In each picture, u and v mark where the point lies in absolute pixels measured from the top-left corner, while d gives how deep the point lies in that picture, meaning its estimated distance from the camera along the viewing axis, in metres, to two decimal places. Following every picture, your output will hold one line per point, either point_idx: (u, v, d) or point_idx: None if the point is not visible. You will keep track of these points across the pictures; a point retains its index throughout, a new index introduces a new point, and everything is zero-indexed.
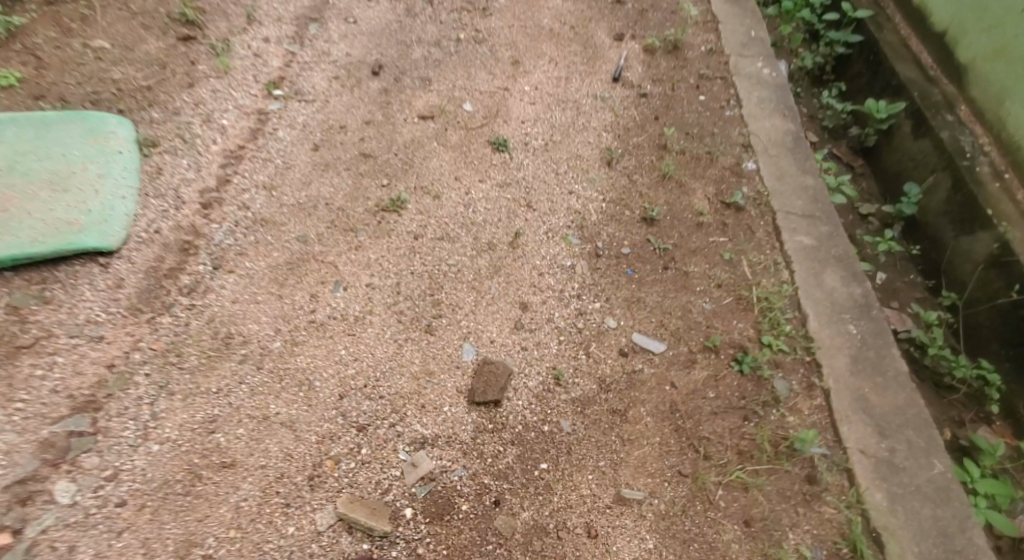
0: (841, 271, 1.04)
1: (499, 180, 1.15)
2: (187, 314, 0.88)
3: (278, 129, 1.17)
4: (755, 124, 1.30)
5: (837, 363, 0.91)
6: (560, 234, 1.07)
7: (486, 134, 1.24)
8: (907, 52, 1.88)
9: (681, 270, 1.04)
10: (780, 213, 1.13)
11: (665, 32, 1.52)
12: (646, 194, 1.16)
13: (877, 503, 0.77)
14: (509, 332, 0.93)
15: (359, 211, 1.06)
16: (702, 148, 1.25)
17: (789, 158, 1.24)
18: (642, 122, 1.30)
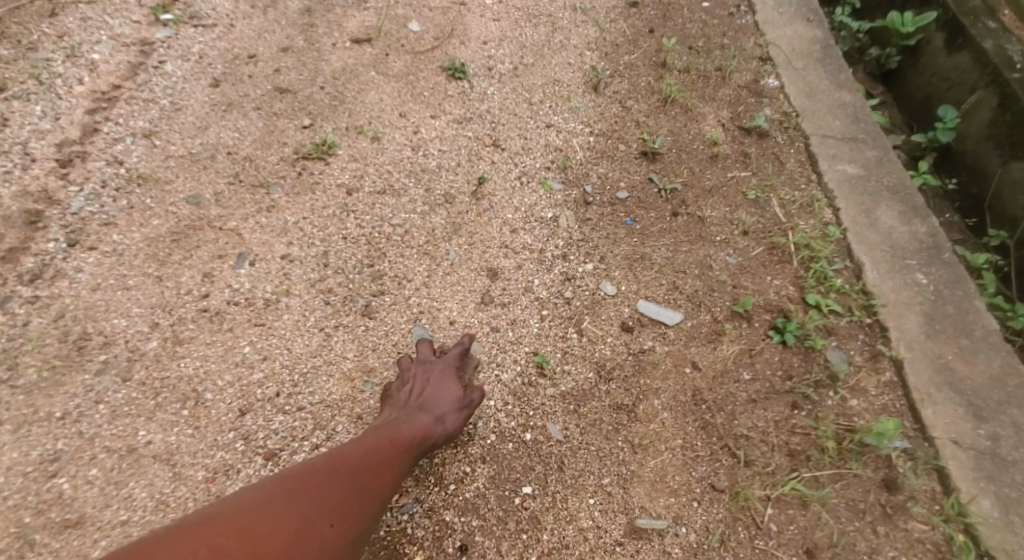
0: (897, 207, 0.81)
1: (457, 115, 0.90)
2: (27, 311, 0.64)
3: (166, 62, 0.90)
4: (773, 33, 1.05)
5: (908, 324, 0.69)
6: (538, 179, 0.84)
7: (438, 58, 0.98)
8: None
9: (694, 215, 0.81)
10: (813, 137, 0.89)
11: None
12: (644, 123, 0.92)
13: (986, 515, 0.56)
14: (475, 309, 0.70)
15: (271, 161, 0.80)
16: (709, 64, 1.00)
17: (818, 71, 1.00)
18: (634, 36, 1.04)
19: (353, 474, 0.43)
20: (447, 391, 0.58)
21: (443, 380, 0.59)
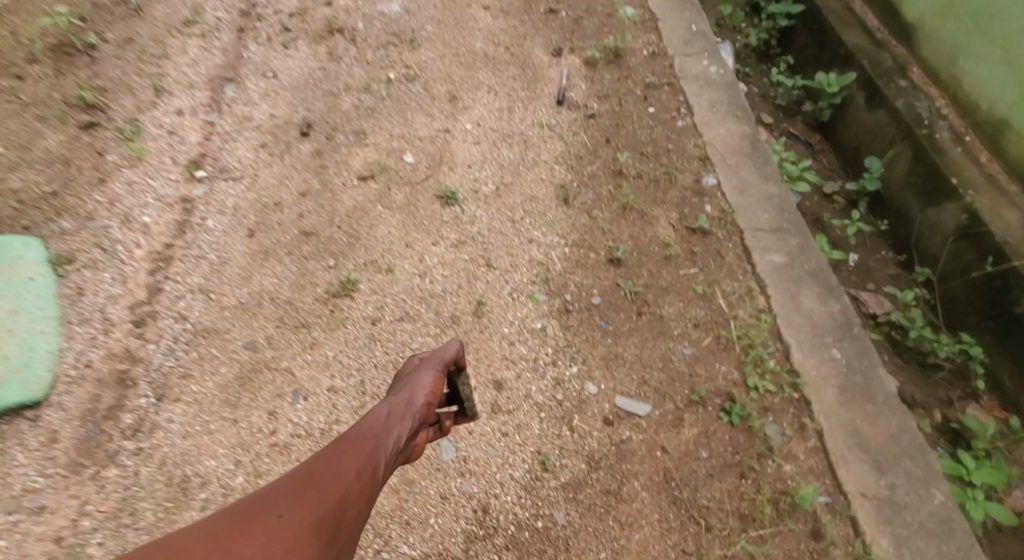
0: (815, 289, 1.01)
1: (456, 239, 1.09)
2: (134, 462, 0.80)
3: (208, 218, 1.07)
4: (709, 132, 1.26)
5: (826, 397, 0.88)
6: (527, 292, 1.02)
7: (432, 187, 1.17)
8: (851, 17, 1.90)
9: (655, 313, 0.99)
10: (747, 231, 1.09)
11: (603, 39, 1.46)
12: (610, 229, 1.11)
13: (884, 552, 0.75)
14: (487, 418, 0.87)
15: (308, 301, 0.98)
16: (658, 168, 1.20)
17: (748, 165, 1.20)
18: (595, 148, 1.24)
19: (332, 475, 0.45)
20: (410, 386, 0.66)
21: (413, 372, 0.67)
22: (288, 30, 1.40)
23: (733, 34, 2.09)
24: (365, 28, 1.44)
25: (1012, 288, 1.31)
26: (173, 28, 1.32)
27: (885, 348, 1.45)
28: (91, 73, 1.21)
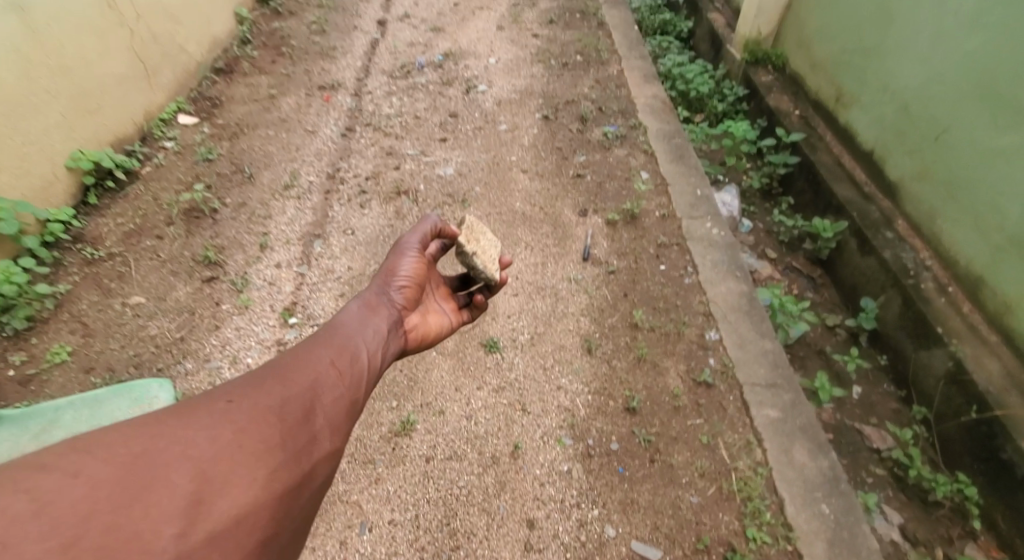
0: (806, 445, 1.17)
1: (496, 384, 1.30)
2: None
3: None
4: (713, 291, 1.49)
5: (816, 549, 1.03)
6: (555, 436, 1.20)
7: (477, 335, 1.41)
8: (846, 174, 2.35)
9: (665, 461, 1.16)
10: (746, 386, 1.27)
11: (622, 203, 1.88)
12: (627, 378, 1.30)
13: None
14: (521, 554, 1.04)
15: (374, 439, 1.19)
16: (669, 322, 1.41)
17: (747, 321, 1.40)
18: (615, 301, 1.49)
19: (310, 360, 0.87)
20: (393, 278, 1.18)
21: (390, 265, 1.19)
22: (364, 192, 1.83)
23: (737, 177, 2.76)
24: (425, 187, 1.90)
25: (997, 436, 1.50)
26: (275, 192, 1.79)
27: (889, 483, 1.66)
28: (212, 234, 1.63)
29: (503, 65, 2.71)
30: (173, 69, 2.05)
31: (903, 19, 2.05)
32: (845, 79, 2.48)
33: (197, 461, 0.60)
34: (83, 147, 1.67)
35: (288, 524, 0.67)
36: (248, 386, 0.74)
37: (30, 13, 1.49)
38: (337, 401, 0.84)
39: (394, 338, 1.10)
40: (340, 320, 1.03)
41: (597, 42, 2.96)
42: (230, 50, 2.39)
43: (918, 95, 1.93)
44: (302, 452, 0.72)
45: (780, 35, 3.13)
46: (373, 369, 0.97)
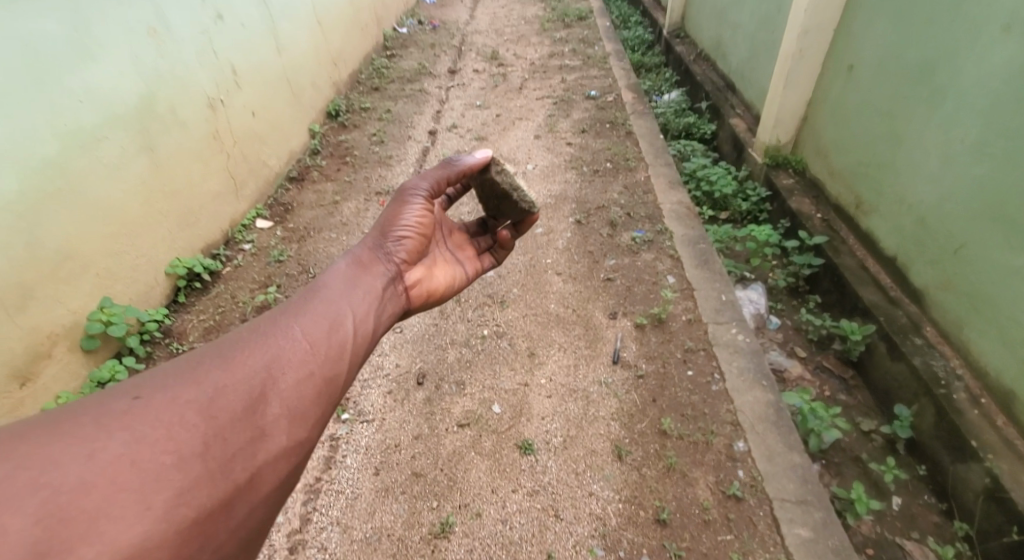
0: None
1: (529, 489, 1.36)
2: None
3: (346, 455, 1.46)
4: (740, 400, 1.55)
5: None
6: (587, 546, 1.25)
7: (514, 436, 1.50)
8: (871, 278, 2.46)
9: None
10: (776, 501, 1.30)
11: (650, 306, 2.06)
12: (658, 488, 1.35)
13: None
14: None
15: (415, 540, 1.26)
16: (697, 431, 1.47)
17: (775, 430, 1.46)
18: (645, 406, 1.57)
19: (283, 331, 1.01)
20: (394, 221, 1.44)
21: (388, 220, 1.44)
22: None
23: (764, 275, 2.88)
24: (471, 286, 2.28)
25: None
26: None
27: None
28: None
29: (538, 173, 3.46)
30: (257, 182, 2.72)
31: (915, 140, 2.30)
32: (863, 187, 2.68)
33: (83, 488, 0.65)
34: (179, 257, 2.16)
35: (229, 535, 0.77)
36: (185, 374, 0.85)
37: (155, 151, 2.05)
38: (298, 380, 0.96)
39: (393, 291, 1.36)
40: (328, 278, 1.25)
41: (629, 149, 3.65)
42: (302, 163, 3.24)
43: (934, 207, 2.15)
44: (240, 458, 0.81)
45: (799, 142, 3.36)
46: (358, 319, 1.18)
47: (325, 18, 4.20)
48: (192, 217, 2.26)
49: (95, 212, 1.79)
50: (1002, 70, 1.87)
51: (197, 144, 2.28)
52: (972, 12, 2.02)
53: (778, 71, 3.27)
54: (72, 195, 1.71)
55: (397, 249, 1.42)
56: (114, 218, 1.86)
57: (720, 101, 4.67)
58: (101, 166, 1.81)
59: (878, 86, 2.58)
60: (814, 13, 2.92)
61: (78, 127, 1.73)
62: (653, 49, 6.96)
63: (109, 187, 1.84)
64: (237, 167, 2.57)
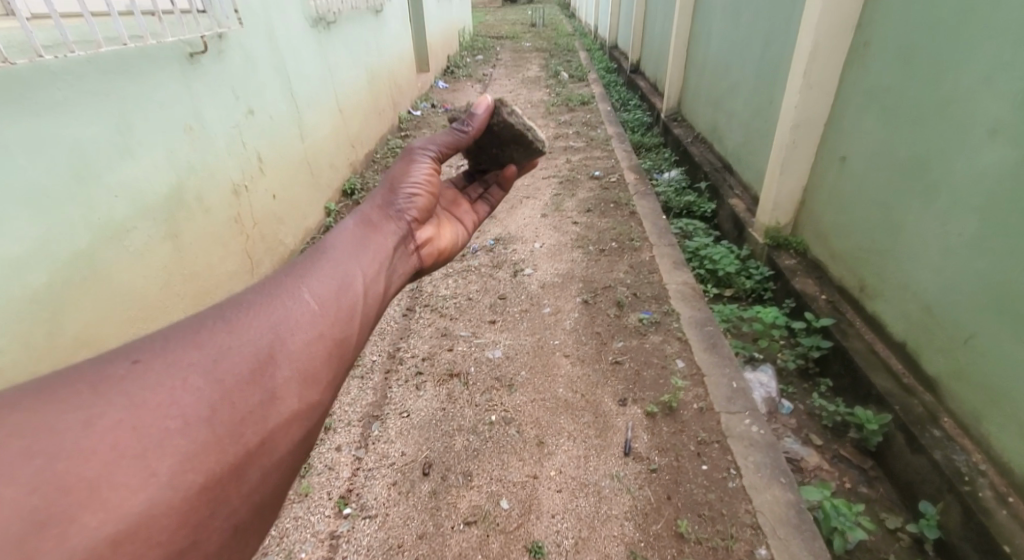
0: None
1: None
2: None
3: (347, 555, 1.48)
4: (758, 498, 1.54)
5: None
6: None
7: (522, 536, 1.51)
8: (881, 362, 2.44)
9: None
10: None
11: (661, 393, 2.02)
12: None
13: None
14: None
15: None
16: (720, 537, 1.46)
17: (797, 535, 1.43)
18: (660, 507, 1.55)
19: (294, 291, 1.06)
20: (400, 180, 1.72)
21: (396, 179, 1.71)
22: (420, 374, 2.26)
23: (773, 357, 2.85)
24: (476, 367, 2.34)
25: None
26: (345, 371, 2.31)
27: None
28: None
29: (545, 250, 3.57)
30: (272, 259, 2.98)
31: (913, 232, 2.36)
32: (864, 272, 2.72)
33: (79, 459, 0.68)
34: None
35: (243, 500, 0.81)
36: (189, 334, 0.88)
37: (178, 237, 2.18)
38: (309, 338, 0.99)
39: (400, 246, 1.56)
40: (339, 235, 1.38)
41: (632, 230, 3.83)
42: (317, 239, 3.53)
43: (939, 298, 2.17)
44: (248, 424, 0.83)
45: (799, 224, 3.43)
46: (375, 265, 1.33)
47: (345, 104, 4.48)
48: (205, 297, 2.34)
49: (122, 297, 1.85)
50: (989, 167, 1.97)
51: (216, 224, 2.46)
52: (959, 116, 2.13)
53: (774, 159, 3.40)
54: (103, 283, 1.78)
55: (404, 207, 1.66)
56: (139, 300, 1.93)
57: (719, 181, 4.82)
58: (133, 252, 1.92)
59: (869, 177, 2.69)
60: (804, 109, 3.09)
61: (110, 220, 1.83)
62: (652, 130, 7.28)
63: (136, 276, 1.93)
64: (250, 246, 2.74)
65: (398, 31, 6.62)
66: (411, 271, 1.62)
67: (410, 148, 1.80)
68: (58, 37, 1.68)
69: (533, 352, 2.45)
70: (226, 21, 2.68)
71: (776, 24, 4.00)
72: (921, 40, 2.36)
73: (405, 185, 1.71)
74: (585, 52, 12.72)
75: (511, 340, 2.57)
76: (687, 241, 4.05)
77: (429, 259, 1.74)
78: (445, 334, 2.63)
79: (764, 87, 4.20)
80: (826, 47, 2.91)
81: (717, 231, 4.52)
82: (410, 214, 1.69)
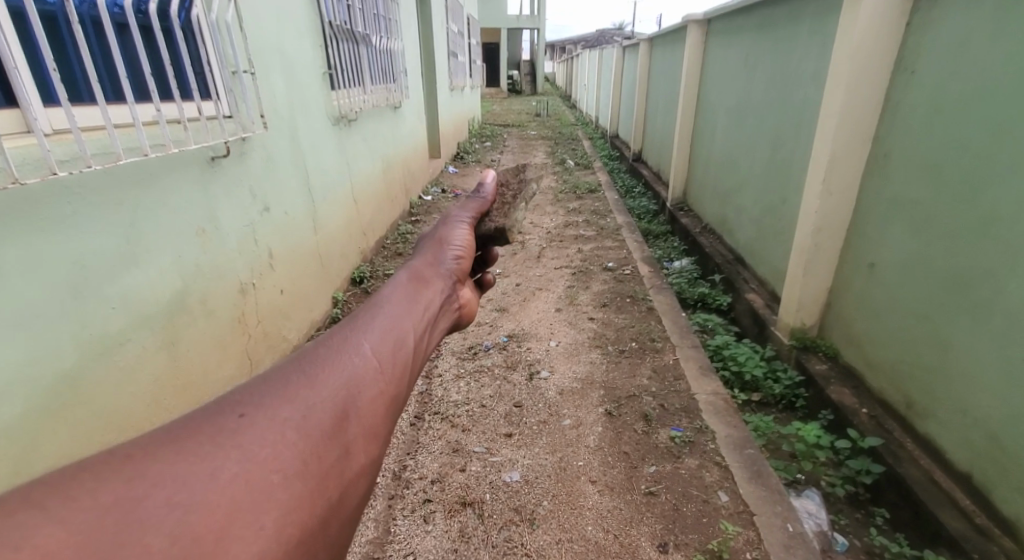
0: None
1: None
2: None
3: None
4: None
5: None
6: None
7: None
8: (943, 493, 2.19)
9: None
10: None
11: (705, 537, 1.92)
12: None
13: None
14: None
15: None
16: None
17: None
18: None
19: (358, 345, 1.13)
20: (448, 239, 1.74)
21: (443, 237, 1.73)
22: (431, 505, 2.08)
23: (817, 478, 2.57)
24: (493, 495, 2.15)
25: None
26: None
27: None
28: None
29: (562, 350, 3.38)
30: (273, 358, 2.80)
31: (964, 349, 2.19)
32: (908, 385, 2.50)
33: (207, 509, 0.77)
34: None
35: (327, 548, 0.87)
36: (281, 389, 0.98)
37: (175, 345, 2.04)
38: (375, 394, 1.07)
39: (447, 302, 1.56)
40: (393, 287, 1.41)
41: (651, 328, 3.67)
42: (321, 332, 3.38)
43: (1007, 427, 1.98)
44: (331, 476, 0.91)
45: (825, 326, 3.22)
46: (425, 320, 1.37)
47: (359, 194, 4.50)
48: (197, 408, 2.15)
49: (105, 419, 1.69)
50: None
51: (219, 330, 2.32)
52: (1006, 235, 2.02)
53: (795, 260, 3.26)
54: (86, 406, 1.62)
55: (452, 263, 1.68)
56: (121, 418, 1.75)
57: (734, 274, 4.63)
58: (122, 367, 1.77)
59: (904, 285, 2.55)
60: (826, 213, 3.00)
61: (105, 334, 1.71)
62: (659, 215, 7.29)
63: (125, 393, 1.77)
64: (252, 348, 2.59)
65: (413, 123, 6.82)
66: (453, 327, 1.60)
67: (449, 212, 1.86)
68: (77, 151, 1.62)
69: (557, 475, 2.27)
70: (252, 125, 2.69)
71: (784, 127, 4.05)
72: (948, 155, 2.31)
73: (451, 243, 1.73)
74: (589, 141, 13.14)
75: (530, 460, 2.35)
76: (707, 338, 3.84)
77: (468, 314, 1.73)
78: (458, 448, 2.41)
79: (775, 185, 4.17)
80: (845, 153, 2.87)
81: (735, 325, 4.33)
82: (458, 272, 1.70)
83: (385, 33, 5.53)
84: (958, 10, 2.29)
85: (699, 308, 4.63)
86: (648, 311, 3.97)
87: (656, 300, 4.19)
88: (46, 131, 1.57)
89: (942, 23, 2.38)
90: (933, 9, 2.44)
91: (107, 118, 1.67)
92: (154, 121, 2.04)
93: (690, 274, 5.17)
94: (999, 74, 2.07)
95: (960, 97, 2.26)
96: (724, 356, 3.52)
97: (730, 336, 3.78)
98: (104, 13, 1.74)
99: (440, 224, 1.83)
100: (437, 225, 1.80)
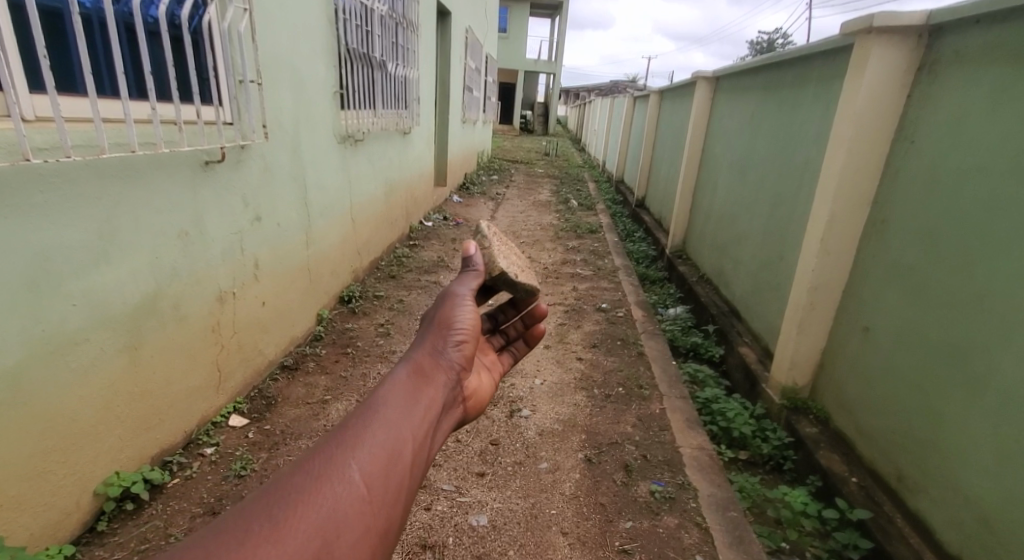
0: None
1: None
2: None
3: None
4: None
5: None
6: None
7: None
8: None
9: None
10: None
11: None
12: None
13: None
14: None
15: None
16: None
17: None
18: None
19: (341, 477, 1.02)
20: (455, 314, 1.53)
21: (445, 317, 1.51)
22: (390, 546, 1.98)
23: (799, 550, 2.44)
24: (458, 540, 2.04)
25: None
26: None
27: None
28: None
29: (547, 389, 3.27)
30: (245, 372, 2.68)
31: (956, 427, 2.11)
32: (897, 458, 2.41)
33: None
34: (124, 470, 1.93)
35: None
36: (236, 548, 0.86)
37: (139, 348, 1.96)
38: (355, 540, 0.97)
39: (452, 399, 1.41)
40: (388, 389, 1.26)
41: (640, 374, 3.58)
42: (301, 348, 3.27)
43: (996, 509, 1.90)
44: None
45: (816, 387, 3.12)
46: (423, 429, 1.23)
47: (358, 214, 4.47)
48: (153, 416, 2.05)
49: (42, 421, 1.60)
50: None
51: (191, 338, 2.25)
52: (1001, 310, 1.98)
53: (790, 316, 3.18)
54: (21, 405, 1.54)
55: (458, 350, 1.49)
56: (61, 419, 1.66)
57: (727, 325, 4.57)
58: (73, 370, 1.69)
59: (898, 356, 2.47)
60: (822, 273, 2.95)
61: (59, 333, 1.64)
62: (657, 260, 7.26)
63: (70, 397, 1.69)
64: (224, 360, 2.49)
65: (421, 149, 6.86)
66: (459, 421, 1.47)
67: (453, 287, 1.61)
68: (57, 140, 1.59)
69: (529, 522, 2.16)
70: (253, 134, 2.66)
71: (785, 184, 4.05)
72: (945, 226, 2.28)
73: (457, 323, 1.52)
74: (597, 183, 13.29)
75: (500, 503, 2.24)
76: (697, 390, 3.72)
77: (476, 402, 1.59)
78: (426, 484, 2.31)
79: (773, 241, 4.15)
80: (845, 215, 2.84)
81: (725, 378, 4.22)
82: (467, 357, 1.51)
83: (402, 60, 5.62)
84: (955, 85, 2.32)
85: (691, 357, 4.54)
86: (639, 357, 3.88)
87: (648, 345, 4.11)
88: (26, 117, 1.53)
89: (940, 96, 2.40)
90: (932, 82, 2.47)
91: (95, 111, 1.63)
92: (148, 120, 2.00)
93: (684, 323, 5.08)
94: (996, 150, 2.07)
95: (957, 170, 2.25)
96: (712, 410, 3.40)
97: (720, 389, 3.65)
98: (111, 13, 1.73)
99: (441, 297, 1.61)
100: (440, 300, 1.58)
